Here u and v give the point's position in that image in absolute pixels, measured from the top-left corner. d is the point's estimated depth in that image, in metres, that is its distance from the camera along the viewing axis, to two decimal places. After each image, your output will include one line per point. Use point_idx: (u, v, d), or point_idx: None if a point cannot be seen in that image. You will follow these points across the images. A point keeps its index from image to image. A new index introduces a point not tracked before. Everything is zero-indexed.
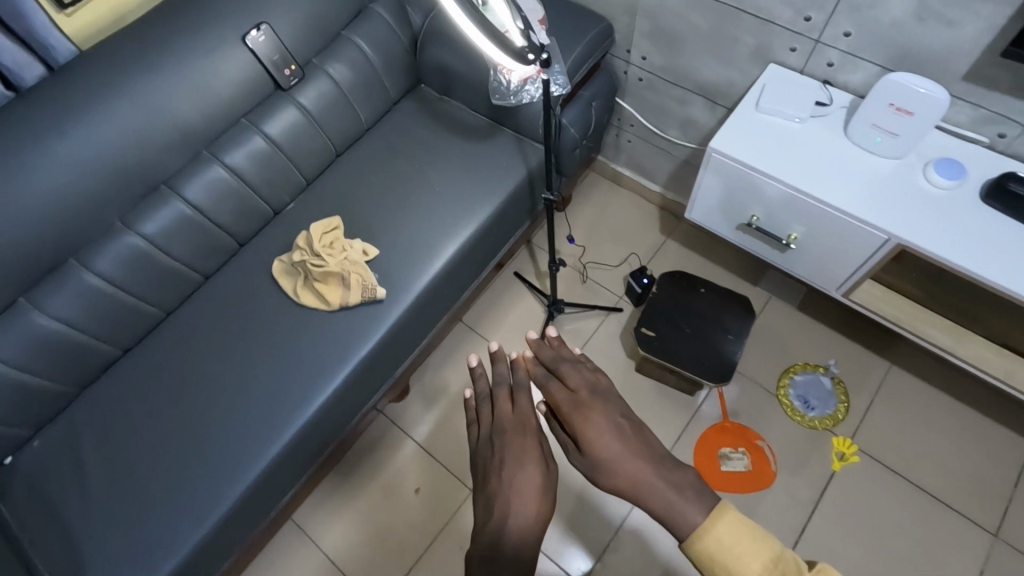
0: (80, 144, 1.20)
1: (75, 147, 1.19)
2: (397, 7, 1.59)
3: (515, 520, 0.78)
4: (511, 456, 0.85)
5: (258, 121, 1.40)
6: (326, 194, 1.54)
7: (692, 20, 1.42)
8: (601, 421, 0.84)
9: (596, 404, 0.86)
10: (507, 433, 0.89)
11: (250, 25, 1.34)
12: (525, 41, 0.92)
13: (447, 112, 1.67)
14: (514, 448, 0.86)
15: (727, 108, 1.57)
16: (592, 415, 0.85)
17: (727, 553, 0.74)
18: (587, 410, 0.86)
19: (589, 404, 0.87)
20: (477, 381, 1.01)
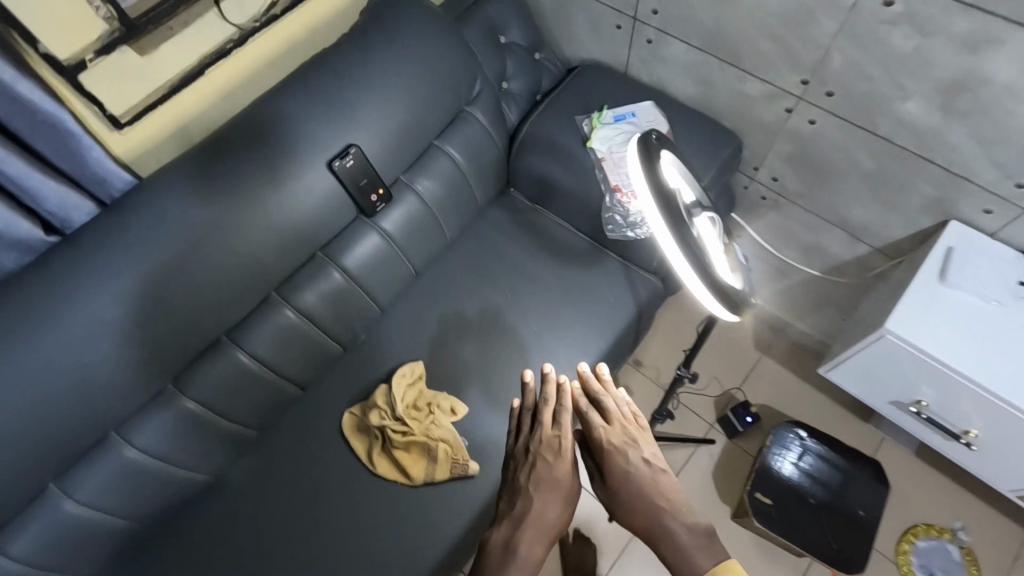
0: (116, 312, 0.96)
1: (102, 310, 0.95)
2: (493, 107, 1.37)
3: (535, 533, 0.82)
4: (544, 466, 0.90)
5: (338, 253, 1.19)
6: (402, 325, 1.32)
7: (854, 157, 1.19)
8: (636, 460, 0.87)
9: (633, 444, 0.89)
10: (542, 457, 0.90)
11: (337, 148, 1.11)
12: (738, 280, 0.70)
13: (541, 226, 1.44)
14: (546, 471, 0.89)
15: (873, 248, 1.34)
16: (627, 455, 0.88)
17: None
18: (620, 447, 0.89)
19: (626, 443, 0.90)
20: (522, 394, 0.99)
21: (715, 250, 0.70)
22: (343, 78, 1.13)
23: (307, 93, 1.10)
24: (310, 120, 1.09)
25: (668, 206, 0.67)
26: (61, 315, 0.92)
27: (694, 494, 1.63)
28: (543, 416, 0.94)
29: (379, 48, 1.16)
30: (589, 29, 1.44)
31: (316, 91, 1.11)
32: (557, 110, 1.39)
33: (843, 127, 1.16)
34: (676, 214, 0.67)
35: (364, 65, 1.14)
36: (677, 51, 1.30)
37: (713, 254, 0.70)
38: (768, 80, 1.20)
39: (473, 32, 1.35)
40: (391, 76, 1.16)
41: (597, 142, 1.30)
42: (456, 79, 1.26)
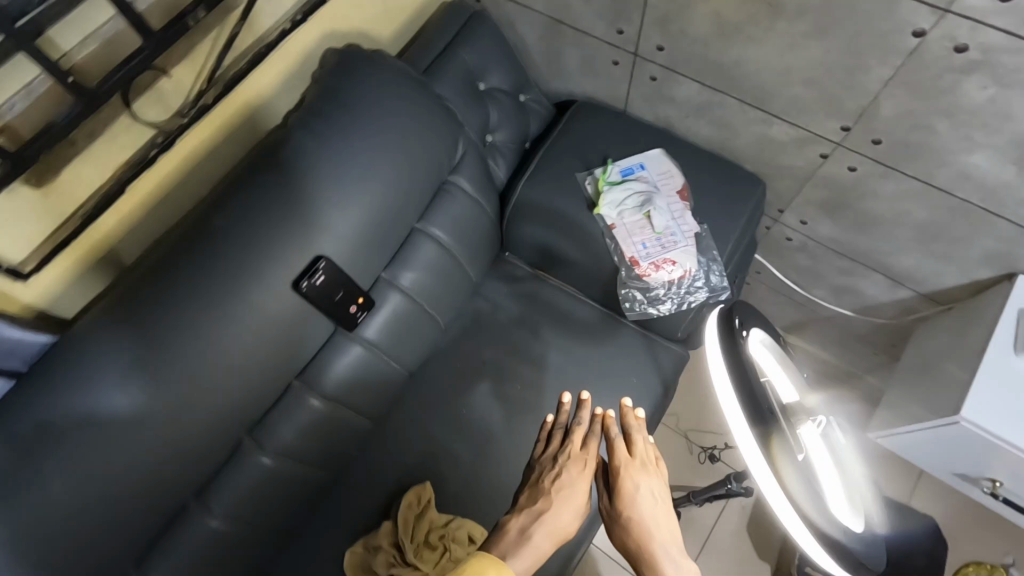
0: (123, 399, 0.81)
1: (113, 398, 0.81)
2: (479, 169, 1.17)
3: (543, 536, 0.75)
4: (564, 480, 0.80)
5: (315, 379, 1.01)
6: (401, 433, 1.16)
7: (903, 206, 1.04)
8: (649, 490, 0.74)
9: (647, 481, 0.75)
10: (564, 472, 0.80)
11: (303, 265, 0.91)
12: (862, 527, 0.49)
13: (544, 297, 1.27)
14: (565, 483, 0.79)
15: (917, 292, 1.21)
16: (637, 485, 0.74)
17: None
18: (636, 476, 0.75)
19: (643, 476, 0.76)
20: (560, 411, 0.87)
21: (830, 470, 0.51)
22: (299, 175, 0.92)
23: (260, 200, 0.90)
24: (265, 236, 0.89)
25: (751, 401, 0.51)
26: (66, 390, 0.79)
27: (731, 554, 1.51)
28: (572, 436, 0.83)
29: (339, 129, 0.96)
30: (580, 65, 1.25)
31: (269, 197, 0.90)
32: (552, 165, 1.21)
33: (892, 175, 1.00)
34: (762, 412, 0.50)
35: (324, 154, 0.94)
36: (688, 90, 1.13)
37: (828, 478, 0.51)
38: (800, 124, 1.03)
39: (448, 84, 1.15)
40: (360, 162, 0.96)
41: (605, 206, 1.12)
42: (438, 149, 1.07)
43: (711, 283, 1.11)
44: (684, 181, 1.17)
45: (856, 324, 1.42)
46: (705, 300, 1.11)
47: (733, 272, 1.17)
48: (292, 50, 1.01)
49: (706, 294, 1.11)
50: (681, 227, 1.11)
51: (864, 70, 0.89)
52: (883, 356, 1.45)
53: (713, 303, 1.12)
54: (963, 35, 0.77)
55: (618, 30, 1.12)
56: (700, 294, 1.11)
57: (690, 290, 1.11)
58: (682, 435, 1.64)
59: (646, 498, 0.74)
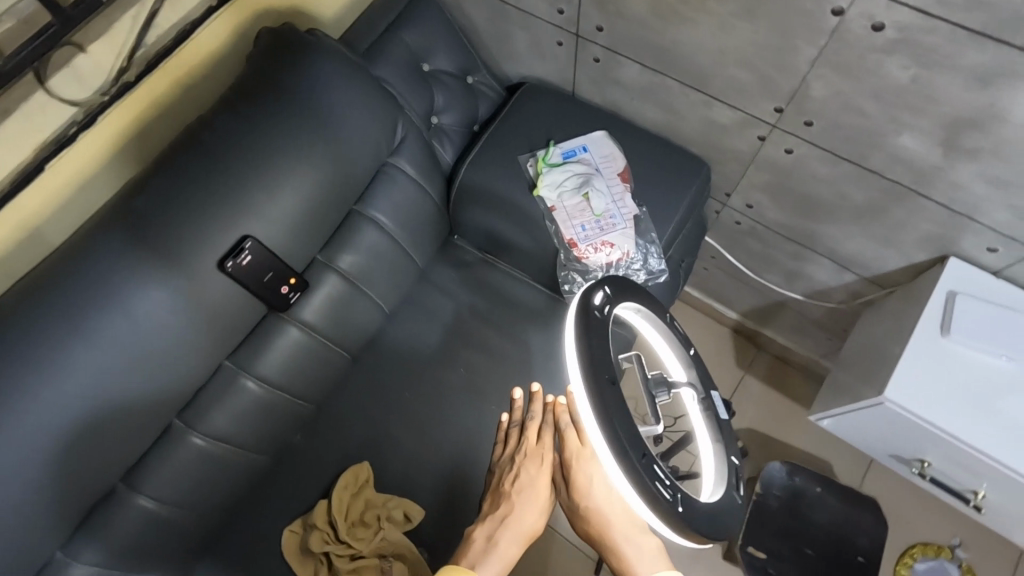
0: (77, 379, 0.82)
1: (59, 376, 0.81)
2: (422, 151, 1.17)
3: (512, 540, 0.81)
4: (525, 481, 0.85)
5: (250, 361, 1.01)
6: (344, 415, 1.17)
7: (840, 189, 1.05)
8: (602, 479, 0.78)
9: (597, 471, 0.78)
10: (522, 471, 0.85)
11: (227, 245, 0.91)
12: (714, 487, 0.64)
13: (492, 281, 1.27)
14: (524, 482, 0.85)
15: (862, 275, 1.21)
16: (588, 477, 0.78)
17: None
18: (586, 471, 0.78)
19: (593, 465, 0.79)
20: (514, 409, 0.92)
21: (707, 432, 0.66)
22: (223, 155, 0.91)
23: (183, 180, 0.89)
24: (187, 216, 0.88)
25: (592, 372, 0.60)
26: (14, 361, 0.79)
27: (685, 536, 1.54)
28: (527, 433, 0.88)
29: (267, 109, 0.95)
30: (528, 47, 1.24)
31: (191, 177, 0.90)
32: (498, 148, 1.21)
33: (826, 157, 1.01)
34: (600, 376, 0.60)
35: (251, 134, 0.93)
36: (631, 71, 1.12)
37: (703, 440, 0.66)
38: (739, 106, 1.03)
39: (387, 65, 1.14)
40: (289, 141, 0.95)
41: (545, 187, 1.12)
42: (375, 130, 1.06)
43: (650, 266, 1.11)
44: (629, 164, 1.17)
45: (808, 307, 1.43)
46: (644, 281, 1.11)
47: (676, 256, 1.18)
48: (224, 30, 1.00)
49: (645, 276, 1.11)
50: (620, 209, 1.11)
51: (792, 50, 0.89)
52: (836, 339, 1.47)
53: (651, 284, 1.12)
54: (879, 14, 0.77)
55: (560, 11, 1.11)
56: (639, 277, 1.11)
57: (629, 272, 1.10)
58: None
59: (598, 489, 0.78)
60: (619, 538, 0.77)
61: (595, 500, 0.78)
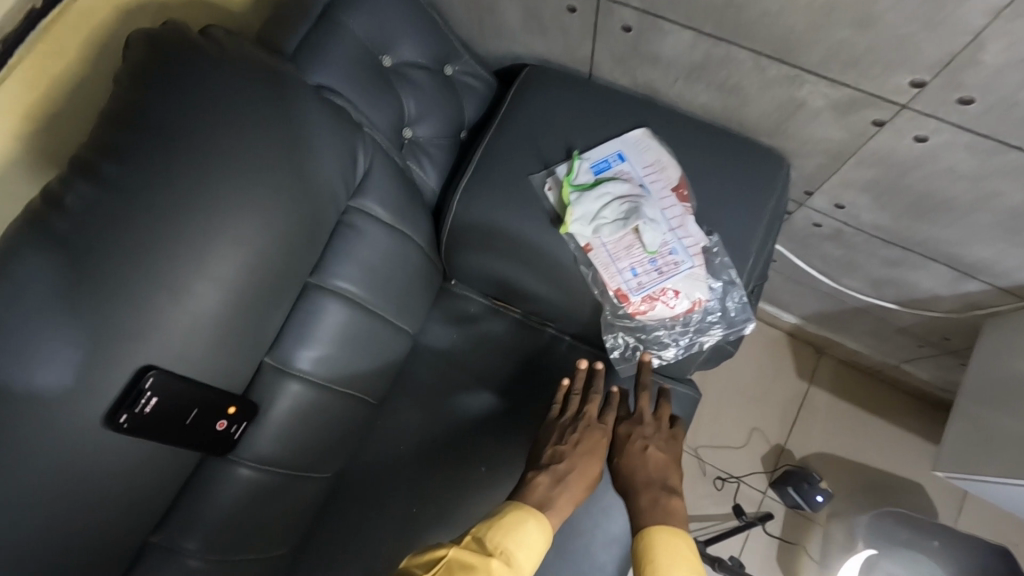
0: (60, 378, 0.57)
1: (45, 374, 0.56)
2: (397, 184, 0.84)
3: (568, 499, 0.72)
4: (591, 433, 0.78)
5: (184, 528, 0.71)
6: (333, 550, 0.86)
7: (988, 186, 0.74)
8: (658, 450, 0.78)
9: (659, 444, 0.79)
10: (588, 435, 0.78)
11: (120, 389, 0.59)
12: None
13: (508, 338, 0.96)
14: (590, 445, 0.77)
15: (992, 286, 0.92)
16: (648, 443, 0.78)
17: (664, 553, 0.65)
18: (642, 425, 0.80)
19: (657, 442, 0.79)
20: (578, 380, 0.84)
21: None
22: (91, 255, 0.59)
23: (25, 308, 0.56)
24: (37, 365, 0.56)
25: None
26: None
27: None
28: (593, 405, 0.81)
29: (152, 170, 0.62)
30: (522, 18, 0.90)
31: (37, 299, 0.57)
32: (499, 167, 0.88)
33: (983, 147, 0.70)
34: None
35: (132, 214, 0.60)
36: (678, 42, 0.79)
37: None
38: (845, 82, 0.71)
39: (332, 67, 0.80)
40: (196, 215, 0.62)
41: (576, 218, 0.81)
42: (327, 167, 0.73)
43: (728, 315, 0.85)
44: (680, 175, 0.85)
45: (898, 316, 1.14)
46: (722, 335, 0.86)
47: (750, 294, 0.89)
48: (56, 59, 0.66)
49: (722, 330, 0.86)
50: (680, 241, 0.82)
51: None
52: (931, 349, 1.19)
53: (730, 337, 0.87)
54: None
55: None
56: (717, 331, 0.85)
57: (702, 328, 0.85)
58: (693, 454, 1.39)
59: (649, 451, 0.77)
60: (644, 489, 0.73)
61: (638, 454, 0.77)
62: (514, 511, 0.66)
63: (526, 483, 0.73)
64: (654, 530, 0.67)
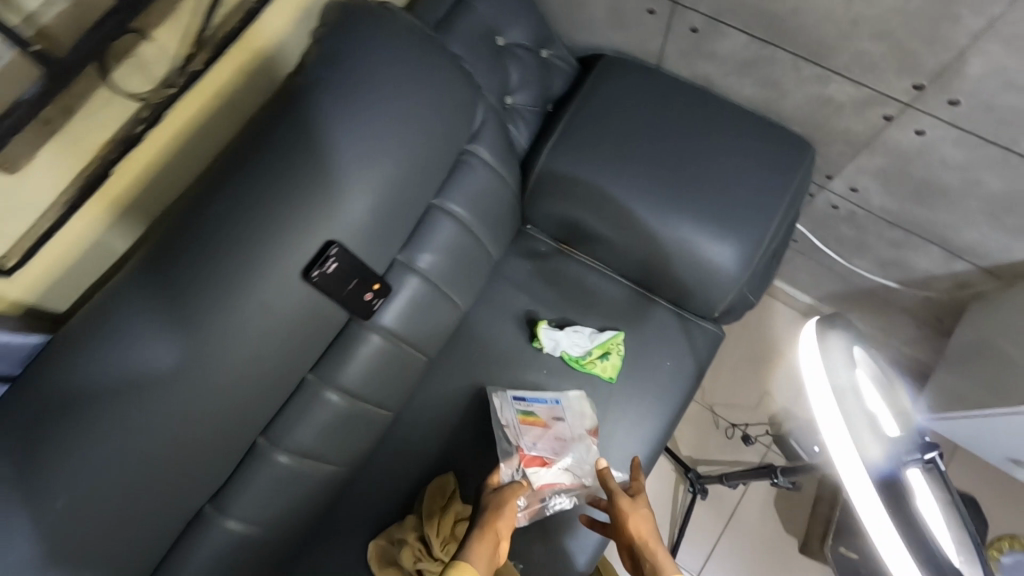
0: (165, 356, 0.76)
1: (156, 356, 0.76)
2: (500, 137, 1.07)
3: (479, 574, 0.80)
4: (503, 522, 0.91)
5: (331, 373, 0.92)
6: (422, 422, 1.10)
7: (973, 175, 0.94)
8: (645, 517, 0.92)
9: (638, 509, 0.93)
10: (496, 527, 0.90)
11: (313, 253, 0.82)
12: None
13: (571, 276, 1.18)
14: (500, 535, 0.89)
15: (976, 266, 1.11)
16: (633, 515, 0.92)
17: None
18: (620, 499, 0.94)
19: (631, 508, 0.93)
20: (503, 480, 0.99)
21: (848, 417, 0.61)
22: (197, 289, 0.78)
23: (145, 309, 0.76)
24: (128, 348, 0.75)
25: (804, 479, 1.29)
26: (112, 348, 0.75)
27: (758, 531, 1.49)
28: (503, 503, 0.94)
29: (247, 221, 0.80)
30: (607, 15, 1.12)
31: (133, 308, 0.76)
32: (579, 132, 1.10)
33: (969, 141, 0.89)
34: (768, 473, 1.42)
35: (228, 257, 0.79)
36: (734, 44, 1.01)
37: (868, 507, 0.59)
38: (864, 83, 0.92)
39: (461, 42, 1.04)
40: (276, 258, 0.81)
41: (545, 341, 1.11)
42: (456, 115, 0.96)
43: (753, 263, 1.06)
44: (722, 152, 1.07)
45: (899, 297, 1.33)
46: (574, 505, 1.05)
47: (772, 253, 1.10)
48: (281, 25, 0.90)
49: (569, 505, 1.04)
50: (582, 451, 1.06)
51: (953, 19, 0.77)
52: (927, 330, 1.37)
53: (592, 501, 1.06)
54: None
55: None
56: (745, 274, 1.06)
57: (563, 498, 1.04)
58: (708, 408, 1.60)
59: (637, 518, 0.92)
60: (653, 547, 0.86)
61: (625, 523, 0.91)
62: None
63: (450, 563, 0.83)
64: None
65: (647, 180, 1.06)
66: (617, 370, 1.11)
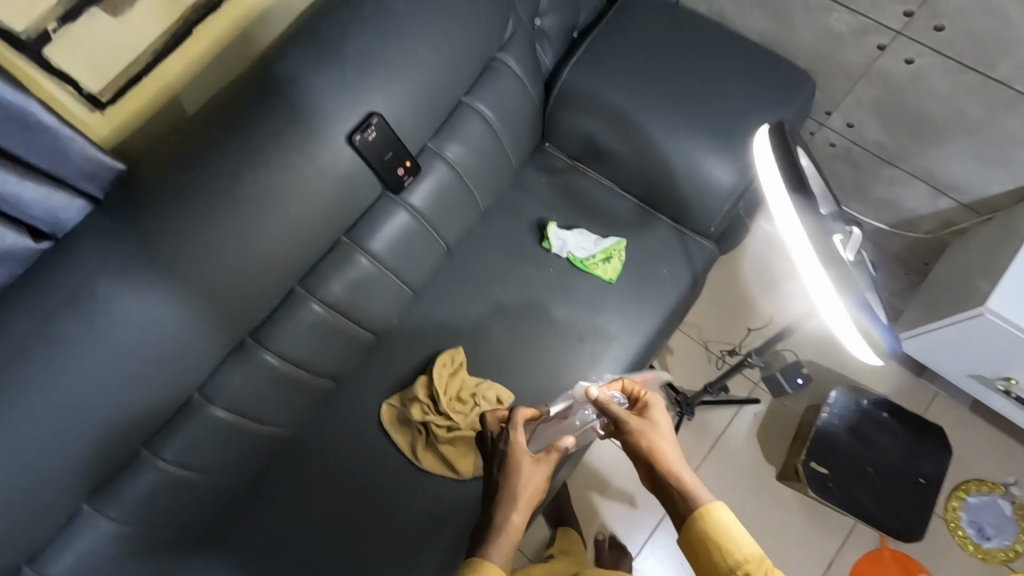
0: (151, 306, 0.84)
1: (141, 303, 0.83)
2: (528, 52, 1.18)
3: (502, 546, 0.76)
4: (524, 475, 0.82)
5: (362, 237, 1.05)
6: (438, 305, 1.21)
7: (955, 104, 1.03)
8: (665, 436, 0.85)
9: (655, 432, 0.85)
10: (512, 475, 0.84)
11: (357, 119, 0.93)
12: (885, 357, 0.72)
13: (582, 189, 1.29)
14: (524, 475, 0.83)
15: (959, 202, 1.20)
16: (649, 439, 0.85)
17: (725, 535, 0.74)
18: (629, 420, 0.87)
19: (647, 431, 0.85)
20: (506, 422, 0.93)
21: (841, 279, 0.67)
22: (166, 237, 0.84)
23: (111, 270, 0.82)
24: (100, 309, 0.81)
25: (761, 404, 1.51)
26: (79, 313, 0.80)
27: (740, 458, 1.59)
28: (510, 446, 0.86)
29: (217, 182, 0.86)
30: None
31: (92, 279, 0.81)
32: (600, 53, 1.20)
33: (951, 68, 0.99)
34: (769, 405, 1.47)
35: (200, 213, 0.85)
36: None
37: (832, 307, 0.70)
38: (861, 11, 1.02)
39: None
40: (245, 219, 0.88)
41: (553, 241, 1.22)
42: (491, 18, 1.07)
43: (750, 179, 1.15)
44: (731, 76, 1.16)
45: (890, 241, 1.42)
46: None
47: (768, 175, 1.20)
48: None
49: None
50: None
51: None
52: (915, 277, 1.46)
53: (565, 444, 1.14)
54: None
55: None
56: (742, 190, 1.15)
57: None
58: (703, 344, 1.69)
59: (655, 442, 0.84)
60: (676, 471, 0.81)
61: (640, 447, 0.84)
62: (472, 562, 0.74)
63: (487, 526, 0.79)
64: (705, 508, 0.76)
65: (659, 97, 1.16)
66: (617, 274, 1.22)
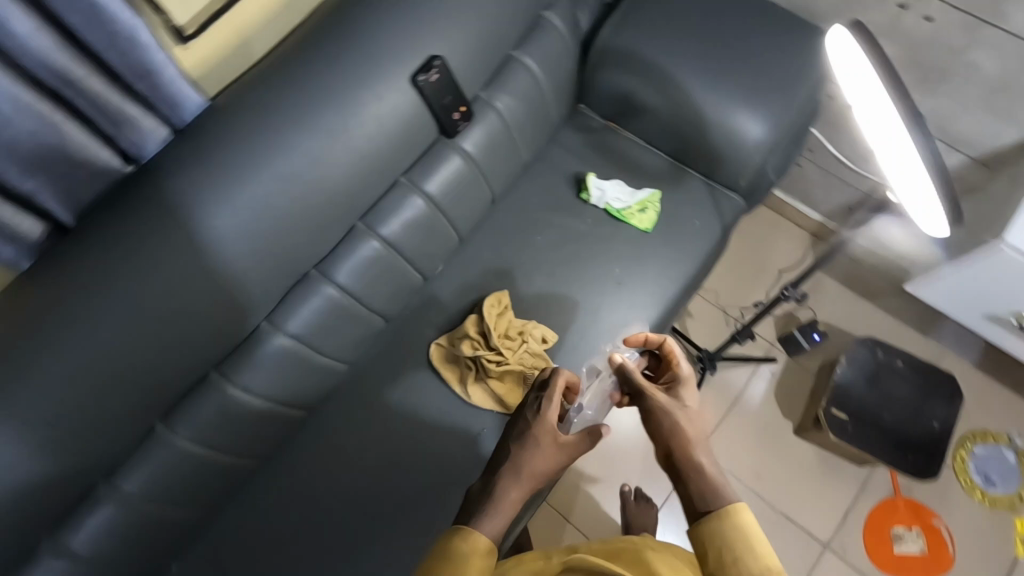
0: (226, 232, 0.88)
1: (220, 224, 0.88)
2: (569, 11, 1.24)
3: (496, 515, 0.76)
4: (534, 453, 0.82)
5: (419, 179, 1.11)
6: (481, 252, 1.27)
7: (971, 58, 1.11)
8: (695, 423, 0.79)
9: (682, 414, 0.80)
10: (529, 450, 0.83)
11: (422, 61, 0.99)
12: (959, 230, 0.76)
13: (616, 146, 1.35)
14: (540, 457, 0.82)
15: (970, 157, 1.28)
16: (675, 422, 0.79)
17: (743, 541, 0.65)
18: (654, 396, 0.83)
19: (673, 412, 0.80)
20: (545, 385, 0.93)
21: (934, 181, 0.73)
22: (192, 198, 0.86)
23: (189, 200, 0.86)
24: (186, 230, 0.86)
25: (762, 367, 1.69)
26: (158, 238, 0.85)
27: (758, 413, 1.65)
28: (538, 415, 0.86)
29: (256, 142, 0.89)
30: None
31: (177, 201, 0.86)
32: (637, 14, 1.27)
33: (968, 23, 1.07)
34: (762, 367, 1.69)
35: (249, 163, 0.89)
36: None
37: (914, 178, 0.74)
38: None
39: None
40: (280, 181, 0.90)
41: (592, 191, 1.29)
42: None
43: (779, 132, 1.22)
44: (762, 36, 1.23)
45: None
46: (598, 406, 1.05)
47: (797, 129, 1.26)
48: None
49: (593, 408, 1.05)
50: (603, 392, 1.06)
51: None
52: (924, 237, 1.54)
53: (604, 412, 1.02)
54: None
55: None
56: (771, 142, 1.22)
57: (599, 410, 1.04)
58: (721, 308, 1.75)
59: (681, 424, 0.79)
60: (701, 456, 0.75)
61: (662, 424, 0.80)
62: (462, 529, 0.73)
63: (483, 494, 0.78)
64: (736, 507, 0.68)
65: (694, 53, 1.22)
66: (652, 224, 1.29)
